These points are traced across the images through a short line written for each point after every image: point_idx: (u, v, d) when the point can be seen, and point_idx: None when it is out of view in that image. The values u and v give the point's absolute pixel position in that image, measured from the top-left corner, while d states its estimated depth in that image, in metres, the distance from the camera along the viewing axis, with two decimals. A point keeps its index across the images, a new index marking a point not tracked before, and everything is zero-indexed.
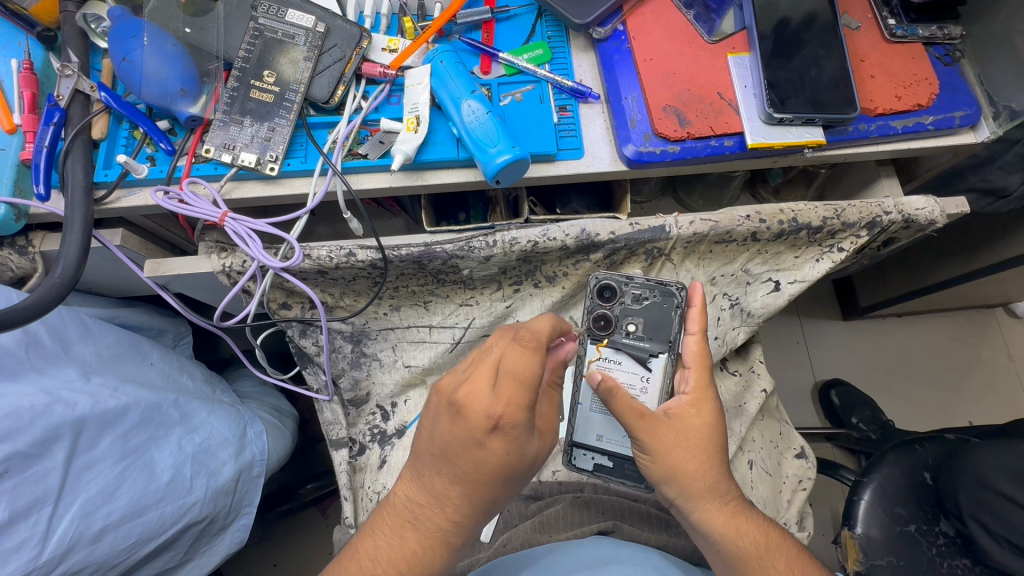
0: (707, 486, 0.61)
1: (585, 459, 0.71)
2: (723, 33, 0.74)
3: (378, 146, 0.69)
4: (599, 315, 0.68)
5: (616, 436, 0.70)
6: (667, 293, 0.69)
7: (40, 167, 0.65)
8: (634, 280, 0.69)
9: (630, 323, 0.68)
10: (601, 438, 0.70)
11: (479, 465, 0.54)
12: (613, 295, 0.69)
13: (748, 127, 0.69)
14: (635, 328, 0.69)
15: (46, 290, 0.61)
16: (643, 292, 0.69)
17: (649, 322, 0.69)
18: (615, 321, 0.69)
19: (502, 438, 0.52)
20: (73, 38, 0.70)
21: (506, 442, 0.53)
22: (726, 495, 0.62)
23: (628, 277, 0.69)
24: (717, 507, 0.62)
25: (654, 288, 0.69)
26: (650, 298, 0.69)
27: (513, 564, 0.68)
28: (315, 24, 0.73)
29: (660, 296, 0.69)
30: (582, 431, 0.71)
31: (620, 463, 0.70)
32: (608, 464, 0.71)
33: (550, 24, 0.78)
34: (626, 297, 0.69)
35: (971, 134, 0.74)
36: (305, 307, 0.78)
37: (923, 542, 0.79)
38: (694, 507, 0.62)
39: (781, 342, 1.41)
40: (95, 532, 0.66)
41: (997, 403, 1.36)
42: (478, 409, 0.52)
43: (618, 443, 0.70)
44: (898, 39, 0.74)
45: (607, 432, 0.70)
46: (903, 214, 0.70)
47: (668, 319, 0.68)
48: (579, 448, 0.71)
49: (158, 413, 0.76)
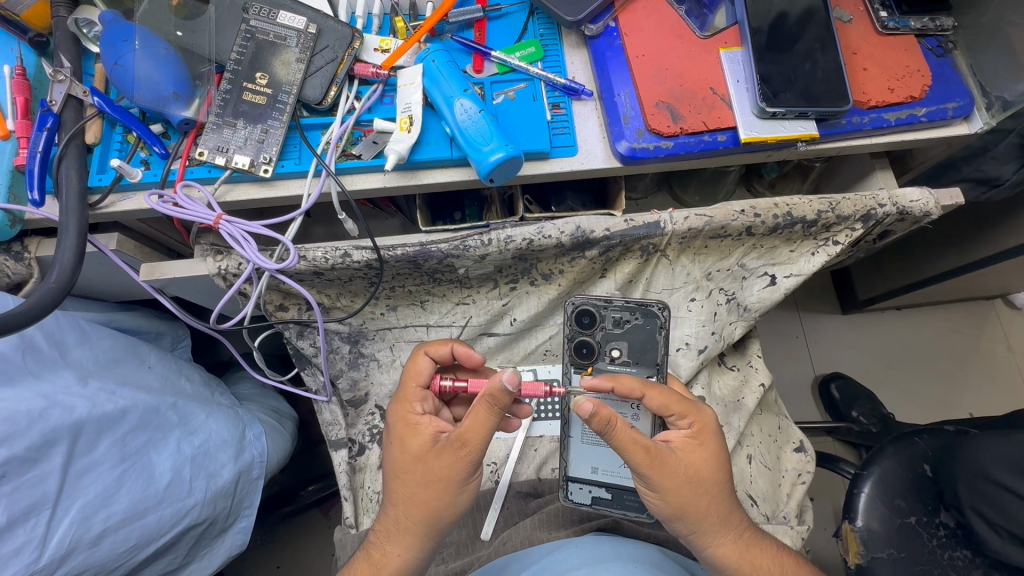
0: (720, 518, 0.63)
1: (581, 492, 0.70)
2: (715, 29, 0.74)
3: (371, 147, 0.69)
4: (580, 343, 0.69)
5: (610, 467, 0.70)
6: (649, 313, 0.68)
7: (35, 172, 0.65)
8: (614, 302, 0.69)
9: (614, 349, 0.69)
10: (596, 470, 0.70)
11: (394, 465, 0.62)
12: (592, 321, 0.69)
13: (741, 121, 0.69)
14: (619, 353, 0.69)
15: (42, 295, 0.61)
16: (623, 315, 0.69)
17: (632, 345, 0.69)
18: (598, 348, 0.69)
19: (395, 433, 0.63)
20: (65, 42, 0.70)
21: (394, 437, 0.63)
22: (739, 527, 0.64)
23: (606, 300, 0.69)
24: (731, 541, 0.63)
25: (635, 310, 0.69)
26: (631, 320, 0.69)
27: (513, 564, 0.69)
28: (307, 25, 0.73)
29: (641, 317, 0.69)
30: (576, 465, 0.70)
31: (619, 494, 0.70)
32: (607, 496, 0.70)
33: (542, 22, 0.78)
34: (607, 321, 0.69)
35: (964, 125, 0.74)
36: (301, 309, 0.78)
37: (923, 533, 0.79)
38: (707, 542, 0.63)
39: (780, 336, 1.41)
40: (94, 535, 0.66)
41: (995, 394, 1.36)
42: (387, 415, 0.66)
43: (614, 473, 0.70)
44: (890, 31, 0.74)
45: (602, 463, 0.70)
46: (898, 206, 0.70)
47: (652, 341, 0.69)
48: (575, 483, 0.70)
49: (156, 416, 0.76)
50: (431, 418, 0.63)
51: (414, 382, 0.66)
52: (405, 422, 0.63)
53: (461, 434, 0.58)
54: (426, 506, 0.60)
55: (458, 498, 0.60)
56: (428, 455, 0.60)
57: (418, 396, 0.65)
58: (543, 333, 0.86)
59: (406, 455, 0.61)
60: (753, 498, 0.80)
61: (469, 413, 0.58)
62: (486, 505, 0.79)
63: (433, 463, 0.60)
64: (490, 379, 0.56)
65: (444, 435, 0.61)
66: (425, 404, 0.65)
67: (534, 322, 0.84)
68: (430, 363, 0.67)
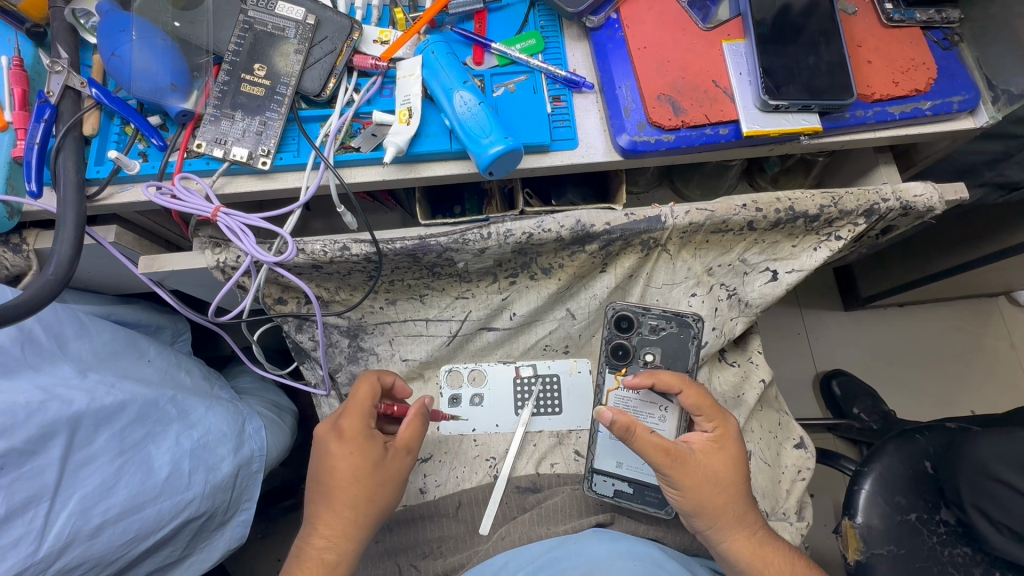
0: (736, 516, 0.65)
1: (605, 484, 0.76)
2: (717, 21, 0.73)
3: (370, 139, 0.68)
4: (617, 345, 0.74)
5: (634, 463, 0.76)
6: (684, 322, 0.74)
7: (32, 164, 0.65)
8: (652, 310, 0.75)
9: (648, 353, 0.74)
10: (621, 465, 0.76)
11: (347, 474, 0.65)
12: (630, 326, 0.74)
13: (743, 114, 0.68)
14: (653, 357, 0.74)
15: (40, 287, 0.60)
16: (660, 323, 0.75)
17: (666, 351, 0.75)
18: (633, 351, 0.74)
19: (351, 441, 0.66)
20: (62, 34, 0.69)
21: (352, 446, 0.66)
22: (753, 525, 0.65)
23: (645, 309, 0.74)
24: (745, 537, 0.65)
25: (671, 319, 0.75)
26: (666, 328, 0.75)
27: (513, 562, 0.68)
28: (305, 16, 0.73)
29: (676, 326, 0.74)
30: (601, 458, 0.77)
31: (640, 489, 0.76)
32: (629, 490, 0.76)
33: (542, 13, 0.77)
34: (644, 327, 0.75)
35: (970, 118, 0.73)
36: (300, 302, 0.78)
37: (924, 530, 0.79)
38: (723, 537, 0.65)
39: (782, 333, 1.41)
40: (93, 527, 0.67)
41: (999, 392, 1.35)
42: (350, 423, 0.67)
43: (637, 468, 0.76)
44: (895, 23, 0.73)
45: (626, 459, 0.76)
46: (902, 201, 0.69)
47: (684, 349, 0.74)
48: (599, 475, 0.76)
49: (155, 409, 0.76)
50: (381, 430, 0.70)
51: (369, 400, 0.70)
52: (361, 433, 0.67)
53: (408, 442, 0.69)
54: (375, 505, 0.66)
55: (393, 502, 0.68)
56: (382, 463, 0.67)
57: (371, 412, 0.69)
58: (542, 327, 0.85)
59: (364, 463, 0.66)
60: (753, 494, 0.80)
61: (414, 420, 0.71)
62: (486, 498, 0.79)
63: (389, 466, 0.67)
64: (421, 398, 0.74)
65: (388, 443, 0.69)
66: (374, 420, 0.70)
67: (534, 317, 0.83)
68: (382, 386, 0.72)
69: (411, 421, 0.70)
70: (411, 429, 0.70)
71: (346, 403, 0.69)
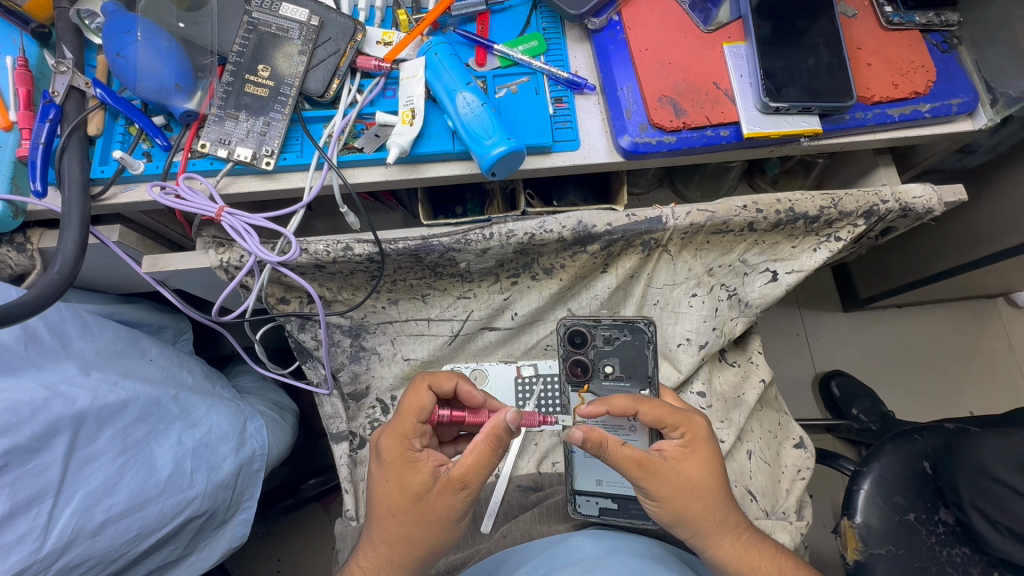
0: (718, 521, 0.63)
1: (589, 504, 0.71)
2: (719, 23, 0.73)
3: (373, 140, 0.69)
4: (574, 362, 0.70)
5: (614, 478, 0.71)
6: (637, 329, 0.70)
7: (37, 164, 0.65)
8: (603, 321, 0.70)
9: (607, 365, 0.70)
10: (601, 482, 0.71)
11: (387, 503, 0.60)
12: (584, 339, 0.70)
13: (744, 116, 0.69)
14: (613, 369, 0.70)
15: (44, 287, 0.61)
16: (613, 332, 0.70)
17: (624, 360, 0.70)
18: (592, 366, 0.70)
19: (391, 468, 0.60)
20: (67, 34, 0.70)
21: (390, 474, 0.60)
22: (737, 529, 0.64)
23: (596, 320, 0.70)
24: (730, 542, 0.63)
25: (622, 327, 0.70)
26: (620, 338, 0.70)
27: (514, 558, 0.69)
28: (309, 17, 0.73)
29: (629, 334, 0.70)
30: (580, 478, 0.72)
31: (626, 503, 0.71)
32: (614, 505, 0.72)
33: (545, 15, 0.78)
34: (598, 339, 0.70)
35: (969, 121, 0.74)
36: (303, 302, 0.79)
37: (922, 530, 0.80)
38: (707, 544, 0.64)
39: (781, 334, 1.41)
40: (96, 525, 0.67)
41: (997, 393, 1.36)
42: (391, 447, 0.61)
43: (618, 484, 0.71)
44: (894, 26, 0.74)
45: (606, 475, 0.71)
46: (901, 202, 0.70)
47: (642, 356, 0.70)
48: (581, 496, 0.71)
49: (157, 408, 0.76)
50: (431, 453, 0.61)
51: (413, 417, 0.61)
52: (402, 459, 0.60)
53: (464, 475, 0.59)
54: (417, 542, 0.60)
55: (455, 529, 0.62)
56: (428, 495, 0.59)
57: (416, 432, 0.61)
58: (543, 327, 0.86)
59: (404, 494, 0.60)
60: (753, 493, 0.80)
61: (473, 448, 0.59)
62: (487, 497, 0.80)
63: (433, 502, 0.59)
64: (494, 417, 0.59)
65: (444, 469, 0.61)
66: (424, 438, 0.62)
67: (536, 316, 0.84)
68: (434, 398, 0.62)
69: (471, 452, 0.59)
70: (470, 458, 0.59)
71: (398, 409, 0.63)
